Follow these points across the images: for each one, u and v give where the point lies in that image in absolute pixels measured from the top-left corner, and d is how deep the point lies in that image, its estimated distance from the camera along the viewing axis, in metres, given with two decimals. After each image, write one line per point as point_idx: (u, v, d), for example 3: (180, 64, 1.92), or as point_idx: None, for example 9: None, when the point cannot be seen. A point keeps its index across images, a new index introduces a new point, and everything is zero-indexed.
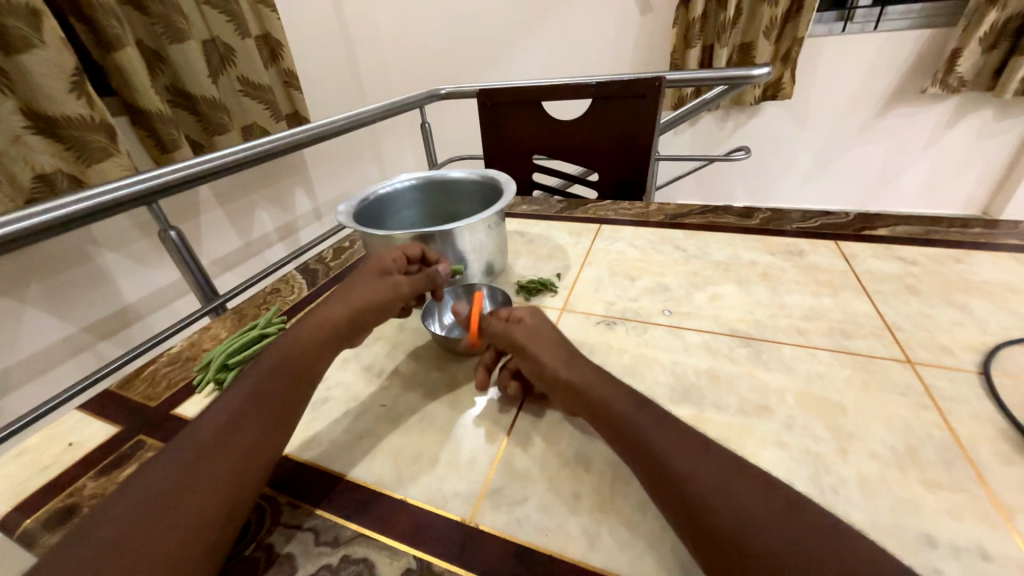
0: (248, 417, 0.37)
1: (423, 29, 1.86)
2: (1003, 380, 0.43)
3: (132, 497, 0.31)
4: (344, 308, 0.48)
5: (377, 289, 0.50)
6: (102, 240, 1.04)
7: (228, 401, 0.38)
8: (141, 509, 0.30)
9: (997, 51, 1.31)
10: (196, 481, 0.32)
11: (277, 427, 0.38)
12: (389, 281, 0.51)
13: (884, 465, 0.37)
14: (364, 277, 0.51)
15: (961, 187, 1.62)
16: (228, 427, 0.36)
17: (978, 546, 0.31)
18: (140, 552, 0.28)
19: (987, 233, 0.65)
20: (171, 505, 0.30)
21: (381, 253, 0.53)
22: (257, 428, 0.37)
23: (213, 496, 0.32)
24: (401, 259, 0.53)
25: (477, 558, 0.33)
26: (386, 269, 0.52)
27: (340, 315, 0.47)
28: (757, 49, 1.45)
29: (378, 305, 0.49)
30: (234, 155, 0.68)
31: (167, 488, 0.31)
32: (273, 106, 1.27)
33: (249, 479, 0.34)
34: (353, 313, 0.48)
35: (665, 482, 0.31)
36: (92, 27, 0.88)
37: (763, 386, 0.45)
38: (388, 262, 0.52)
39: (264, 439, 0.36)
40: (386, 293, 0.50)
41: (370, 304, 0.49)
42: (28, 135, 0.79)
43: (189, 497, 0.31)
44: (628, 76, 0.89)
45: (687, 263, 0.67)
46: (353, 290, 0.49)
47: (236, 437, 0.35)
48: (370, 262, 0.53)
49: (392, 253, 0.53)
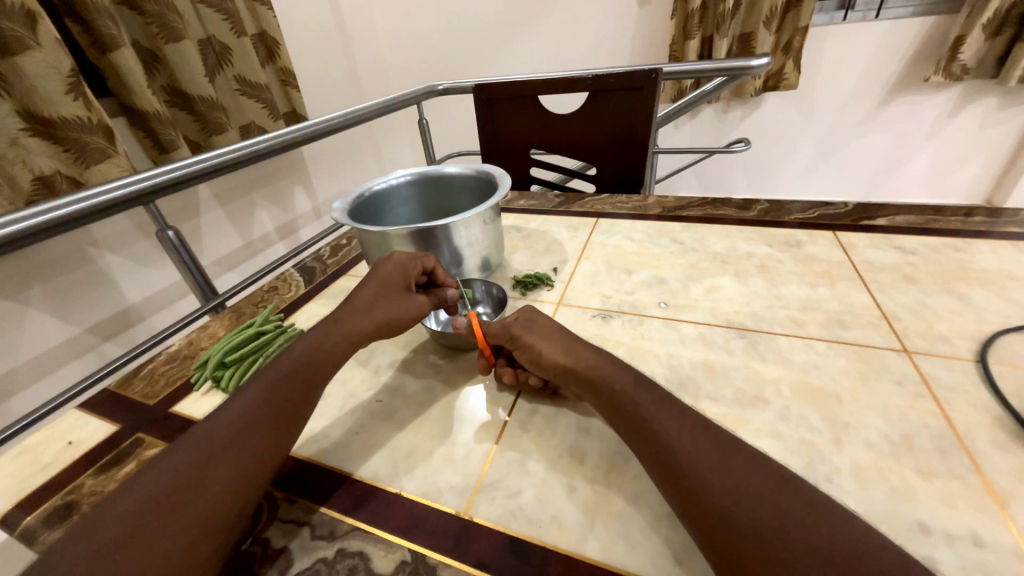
0: (259, 421, 0.37)
1: (419, 25, 1.85)
2: (1001, 368, 0.43)
3: (140, 493, 0.31)
4: (366, 324, 0.47)
5: (402, 307, 0.50)
6: (103, 241, 1.05)
7: (239, 401, 0.38)
8: (149, 507, 0.30)
9: (1001, 38, 1.29)
10: (204, 482, 0.32)
11: (287, 433, 0.38)
12: (414, 299, 0.51)
13: (878, 454, 0.37)
14: (387, 292, 0.50)
15: (963, 176, 1.61)
16: (237, 428, 0.36)
17: (972, 533, 0.31)
18: (148, 550, 0.28)
19: (989, 222, 0.64)
20: (178, 505, 0.30)
21: (400, 260, 0.52)
22: (267, 433, 0.37)
23: (221, 498, 0.32)
24: (419, 268, 0.53)
25: (470, 550, 0.34)
26: (408, 284, 0.52)
27: (363, 329, 0.47)
28: (757, 39, 1.43)
29: (402, 323, 0.50)
30: (231, 153, 0.67)
31: (175, 487, 0.31)
32: (271, 105, 1.27)
33: (255, 485, 0.34)
34: (375, 329, 0.48)
35: (659, 461, 0.32)
36: (88, 28, 0.87)
37: (758, 377, 0.45)
38: (410, 272, 0.52)
39: (272, 445, 0.36)
40: (410, 311, 0.50)
41: (394, 321, 0.49)
42: (25, 137, 0.79)
43: (196, 499, 0.31)
44: (624, 69, 0.88)
45: (684, 256, 0.67)
46: (376, 306, 0.49)
47: (246, 438, 0.35)
48: (392, 273, 0.51)
49: (411, 261, 0.53)
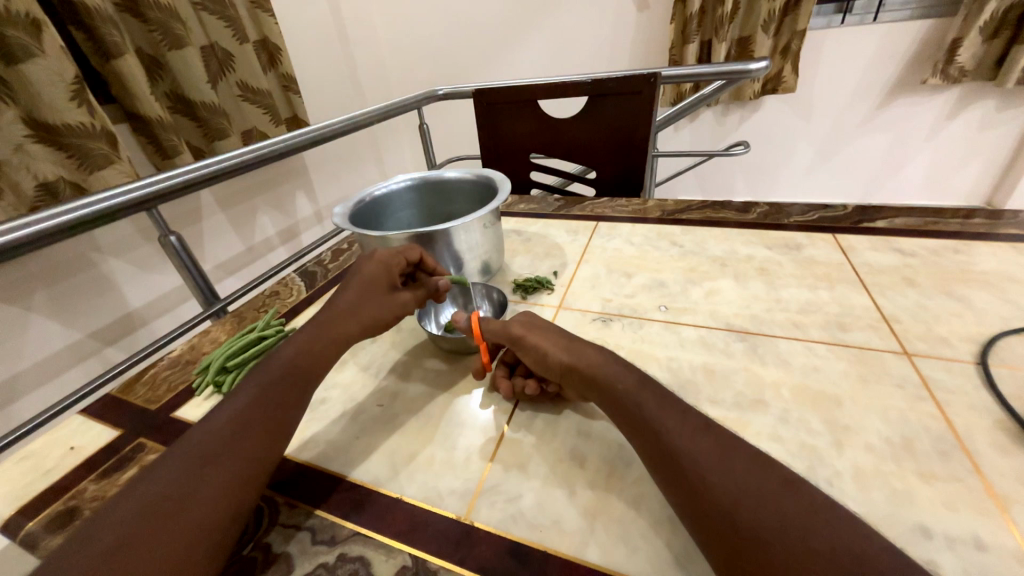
0: (253, 424, 0.37)
1: (420, 31, 1.86)
2: (1001, 371, 0.43)
3: (136, 500, 0.31)
4: (355, 325, 0.48)
5: (388, 306, 0.51)
6: (106, 247, 1.06)
7: (233, 405, 0.38)
8: (145, 514, 0.30)
9: (999, 40, 1.29)
10: (200, 486, 0.32)
11: (281, 435, 0.38)
12: (397, 298, 0.52)
13: (879, 457, 0.37)
14: (371, 292, 0.50)
15: (964, 178, 1.60)
16: (232, 433, 0.36)
17: (975, 537, 0.31)
18: (145, 556, 0.28)
19: (989, 224, 0.64)
20: (174, 511, 0.31)
21: (382, 257, 0.52)
22: (261, 436, 0.37)
23: (217, 502, 0.32)
24: (401, 264, 0.53)
25: (470, 554, 0.34)
26: (392, 282, 0.52)
27: (351, 331, 0.48)
28: (755, 43, 1.44)
29: (388, 321, 0.51)
30: (231, 159, 0.67)
31: (172, 493, 0.32)
32: (273, 110, 1.28)
33: (251, 487, 0.34)
34: (363, 330, 0.49)
35: (660, 462, 0.32)
36: (92, 36, 0.88)
37: (759, 380, 0.45)
38: (393, 270, 0.52)
39: (266, 448, 0.36)
40: (396, 309, 0.51)
41: (381, 320, 0.50)
42: (29, 144, 0.80)
43: (192, 503, 0.31)
44: (623, 73, 0.89)
45: (684, 259, 0.67)
46: (363, 307, 0.49)
47: (241, 442, 0.36)
48: (375, 273, 0.51)
49: (393, 257, 0.53)
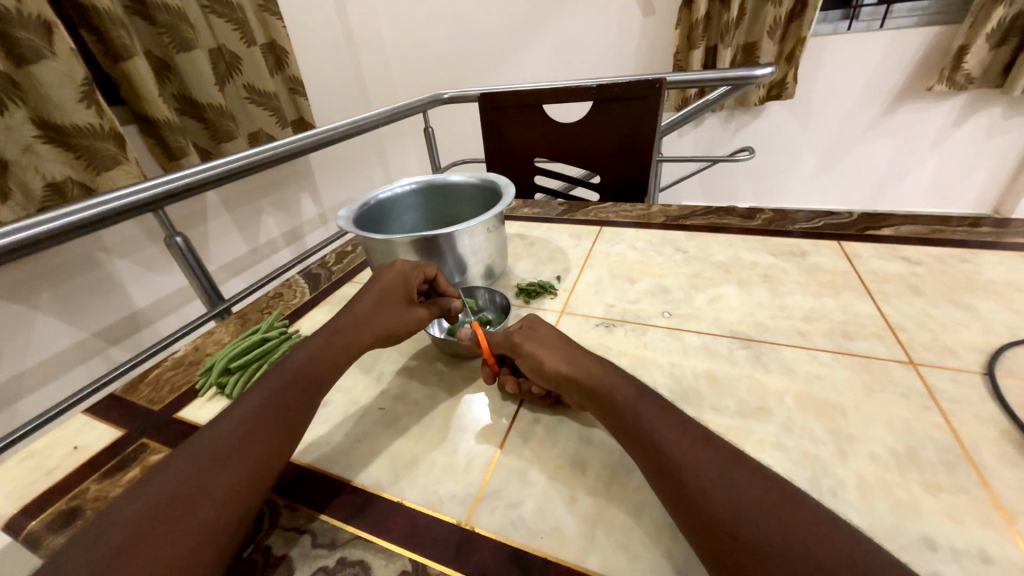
0: (262, 426, 0.37)
1: (427, 35, 1.87)
2: (1008, 381, 0.42)
3: (142, 500, 0.31)
4: (369, 335, 0.48)
5: (403, 318, 0.51)
6: (113, 247, 1.06)
7: (243, 407, 0.38)
8: (154, 512, 0.30)
9: (1005, 48, 1.28)
10: (207, 487, 0.32)
11: (288, 439, 0.38)
12: (412, 311, 0.52)
13: (884, 468, 0.36)
14: (388, 302, 0.51)
15: (971, 185, 1.59)
16: (240, 435, 0.36)
17: (980, 550, 0.31)
18: (152, 555, 0.28)
19: (997, 233, 0.64)
20: (182, 510, 0.31)
21: (402, 269, 0.53)
22: (271, 439, 0.37)
23: (223, 504, 0.32)
24: (420, 278, 0.54)
25: (470, 560, 0.33)
26: (409, 295, 0.53)
27: (365, 340, 0.48)
28: (760, 49, 1.44)
29: (400, 334, 0.51)
30: (238, 161, 0.68)
31: (179, 493, 0.32)
32: (279, 112, 1.28)
33: (257, 489, 0.34)
34: (376, 339, 0.49)
35: (661, 473, 0.32)
36: (102, 39, 0.89)
37: (762, 388, 0.45)
38: (411, 283, 0.53)
39: (274, 451, 0.37)
40: (410, 324, 0.51)
41: (394, 333, 0.50)
42: (39, 145, 0.81)
43: (200, 503, 0.31)
44: (628, 78, 0.89)
45: (688, 265, 0.67)
46: (377, 316, 0.49)
47: (248, 446, 0.36)
48: (392, 282, 0.52)
49: (413, 270, 0.53)
